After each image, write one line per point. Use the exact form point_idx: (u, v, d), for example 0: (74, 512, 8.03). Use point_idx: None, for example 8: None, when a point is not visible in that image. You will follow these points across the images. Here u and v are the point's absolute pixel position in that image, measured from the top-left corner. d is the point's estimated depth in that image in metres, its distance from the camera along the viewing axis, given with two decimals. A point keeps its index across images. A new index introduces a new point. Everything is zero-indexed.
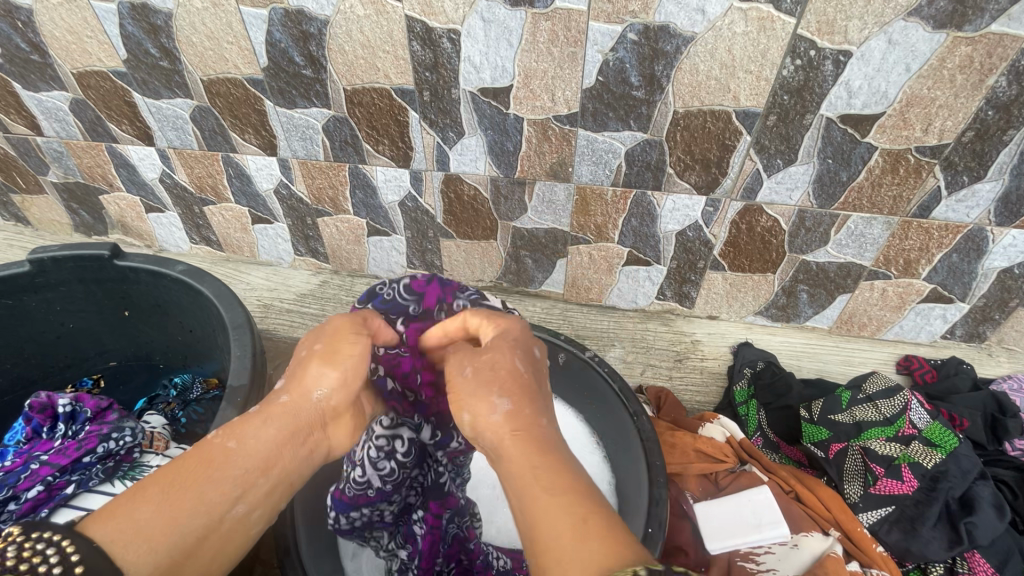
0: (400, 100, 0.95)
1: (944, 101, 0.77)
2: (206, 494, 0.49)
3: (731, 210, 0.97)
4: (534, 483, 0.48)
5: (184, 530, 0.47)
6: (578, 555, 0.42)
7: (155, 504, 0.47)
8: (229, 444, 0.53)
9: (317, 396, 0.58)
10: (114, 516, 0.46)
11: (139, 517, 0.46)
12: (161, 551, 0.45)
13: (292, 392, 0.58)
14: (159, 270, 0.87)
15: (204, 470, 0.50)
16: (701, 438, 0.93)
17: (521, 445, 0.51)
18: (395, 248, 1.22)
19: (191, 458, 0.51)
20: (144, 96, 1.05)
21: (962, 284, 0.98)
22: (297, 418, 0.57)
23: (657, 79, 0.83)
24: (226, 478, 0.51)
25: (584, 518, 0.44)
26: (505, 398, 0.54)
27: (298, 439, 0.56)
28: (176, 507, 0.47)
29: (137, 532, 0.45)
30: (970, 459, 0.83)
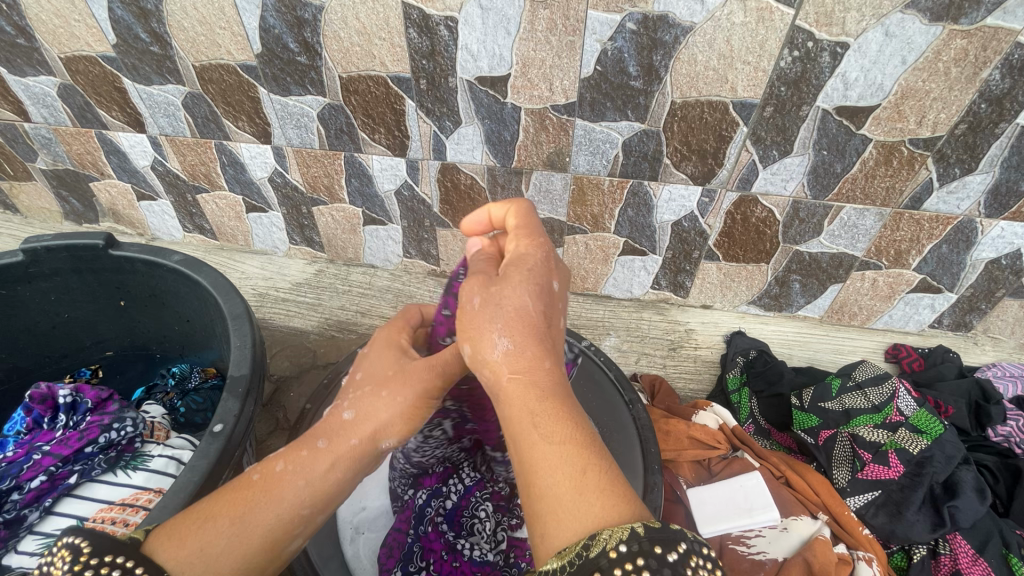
0: (396, 88, 0.94)
1: (938, 94, 0.78)
2: (272, 530, 0.51)
3: (726, 201, 0.97)
4: (538, 429, 0.49)
5: (251, 558, 0.50)
6: (575, 505, 0.44)
7: (226, 540, 0.49)
8: (297, 483, 0.53)
9: (384, 445, 0.58)
10: (185, 541, 0.48)
11: (215, 550, 0.48)
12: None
13: (361, 435, 0.57)
14: (155, 260, 0.87)
15: (271, 505, 0.52)
16: (695, 425, 0.95)
17: (526, 393, 0.51)
18: (391, 237, 1.22)
19: (260, 486, 0.53)
20: (135, 82, 1.03)
21: (951, 274, 1.00)
22: (365, 461, 0.57)
23: (655, 70, 0.83)
24: (289, 517, 0.52)
25: (584, 470, 0.46)
26: (506, 337, 0.53)
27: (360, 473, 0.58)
28: (247, 544, 0.49)
29: (209, 566, 0.47)
30: (954, 445, 0.85)
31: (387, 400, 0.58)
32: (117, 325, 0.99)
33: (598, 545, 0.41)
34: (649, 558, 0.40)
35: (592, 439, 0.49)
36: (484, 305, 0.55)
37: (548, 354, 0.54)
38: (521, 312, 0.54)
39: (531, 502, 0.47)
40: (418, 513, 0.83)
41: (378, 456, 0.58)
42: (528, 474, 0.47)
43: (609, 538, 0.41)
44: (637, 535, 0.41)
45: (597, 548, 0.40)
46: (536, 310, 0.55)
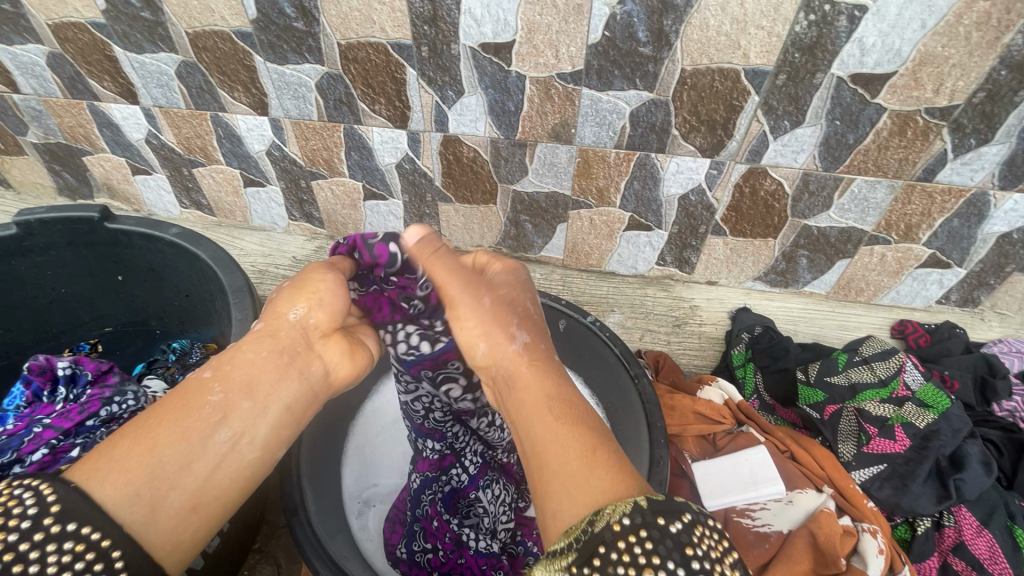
0: (396, 56, 0.91)
1: (957, 60, 0.75)
2: (184, 428, 0.50)
3: (735, 174, 0.95)
4: (535, 414, 0.53)
5: (165, 461, 0.48)
6: (585, 481, 0.46)
7: (131, 440, 0.48)
8: (206, 376, 0.54)
9: (292, 317, 0.60)
10: (95, 459, 0.47)
11: (118, 455, 0.47)
12: (142, 483, 0.46)
13: (265, 319, 0.60)
14: (152, 233, 0.85)
15: (180, 406, 0.51)
16: (700, 400, 0.94)
17: (512, 388, 0.57)
18: (392, 212, 1.20)
19: (176, 393, 0.53)
20: (126, 50, 0.99)
21: (961, 249, 0.99)
22: (276, 342, 0.58)
23: (665, 35, 0.80)
24: (201, 414, 0.51)
25: (593, 448, 0.48)
26: (487, 337, 0.61)
27: (277, 358, 0.57)
28: (151, 443, 0.48)
29: (114, 468, 0.46)
30: (961, 419, 0.85)
31: (290, 294, 0.61)
32: (115, 300, 0.97)
33: (601, 519, 0.42)
34: (653, 530, 0.40)
35: (587, 418, 0.52)
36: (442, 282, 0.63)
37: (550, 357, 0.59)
38: (528, 317, 0.63)
39: (540, 494, 0.48)
40: (414, 496, 0.82)
41: (294, 331, 0.59)
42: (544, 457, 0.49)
43: (613, 512, 0.42)
44: (640, 509, 0.41)
45: (601, 522, 0.41)
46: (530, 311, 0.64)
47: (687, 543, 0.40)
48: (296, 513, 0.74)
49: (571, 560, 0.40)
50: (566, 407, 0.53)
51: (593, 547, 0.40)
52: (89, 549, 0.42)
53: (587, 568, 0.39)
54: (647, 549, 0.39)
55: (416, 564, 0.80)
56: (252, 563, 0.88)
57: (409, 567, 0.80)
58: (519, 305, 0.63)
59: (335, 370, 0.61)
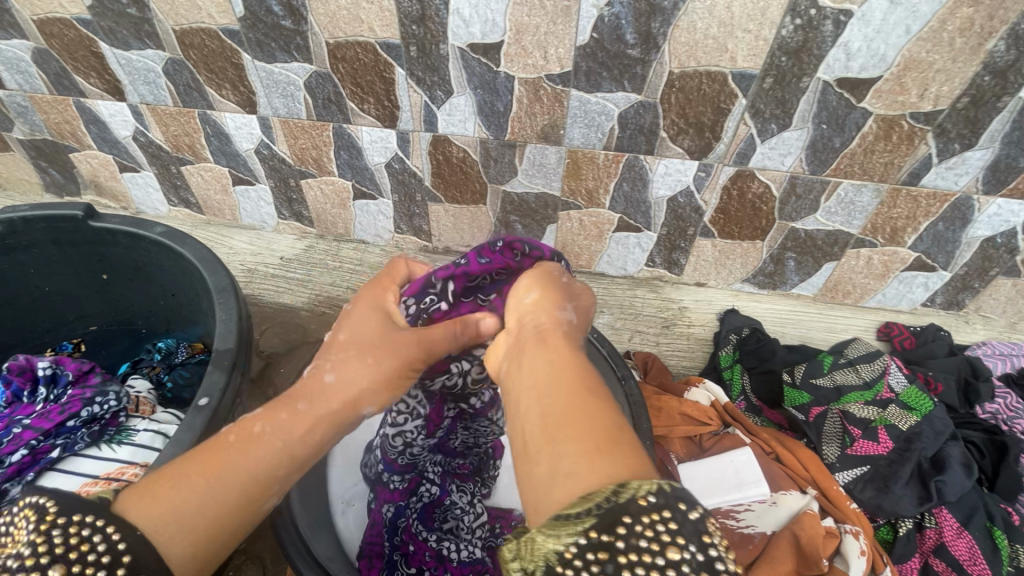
0: (385, 56, 0.90)
1: (941, 66, 0.76)
2: (251, 492, 0.50)
3: (723, 176, 0.96)
4: (549, 393, 0.47)
5: (228, 521, 0.49)
6: (601, 464, 0.41)
7: (187, 481, 0.48)
8: (271, 437, 0.52)
9: (326, 379, 0.57)
10: (161, 504, 0.47)
11: (188, 506, 0.47)
12: (202, 523, 0.47)
13: (336, 375, 0.57)
14: (137, 232, 0.84)
15: (246, 464, 0.50)
16: (687, 402, 0.94)
17: (540, 354, 0.52)
18: (382, 212, 1.19)
19: (237, 445, 0.51)
20: (113, 47, 0.99)
21: (946, 252, 1.00)
22: (323, 408, 0.55)
23: (653, 38, 0.80)
24: (266, 476, 0.51)
25: (608, 433, 0.44)
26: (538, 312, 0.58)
27: (326, 426, 0.55)
28: (219, 501, 0.48)
29: (178, 516, 0.46)
30: (943, 421, 0.86)
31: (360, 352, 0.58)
32: (101, 299, 0.97)
33: (627, 490, 0.39)
34: (675, 512, 0.39)
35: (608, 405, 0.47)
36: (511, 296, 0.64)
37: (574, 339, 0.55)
38: (558, 326, 0.55)
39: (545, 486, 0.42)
40: (390, 524, 0.81)
41: (354, 419, 0.58)
42: (555, 442, 0.43)
43: (640, 485, 0.39)
44: (665, 488, 0.39)
45: (627, 494, 0.39)
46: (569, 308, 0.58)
47: (704, 530, 0.39)
48: (279, 515, 0.72)
49: (589, 524, 0.38)
50: (586, 391, 0.47)
51: (615, 515, 0.38)
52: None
53: (609, 535, 0.37)
54: (671, 528, 0.38)
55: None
56: (237, 564, 0.88)
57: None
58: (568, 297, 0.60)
59: None
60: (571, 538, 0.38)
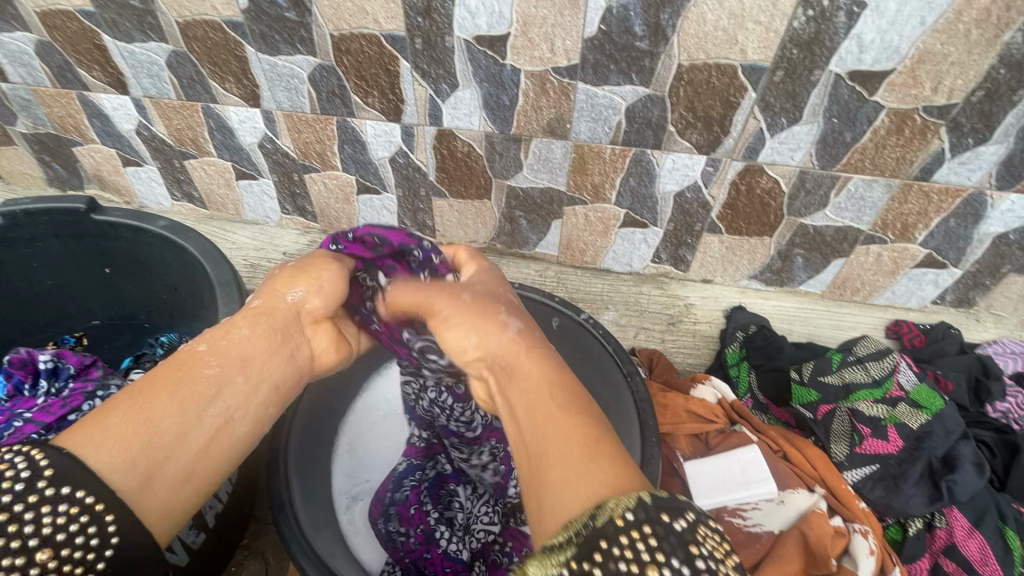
0: (390, 48, 0.89)
1: (956, 58, 0.75)
2: (181, 397, 0.49)
3: (731, 171, 0.95)
4: (535, 408, 0.50)
5: (161, 433, 0.47)
6: (584, 475, 0.43)
7: (127, 406, 0.47)
8: (200, 347, 0.54)
9: (289, 298, 0.61)
10: (87, 424, 0.46)
11: (110, 421, 0.46)
12: (132, 447, 0.45)
13: (263, 295, 0.61)
14: (139, 225, 0.84)
15: (177, 376, 0.51)
16: (694, 399, 0.94)
17: (517, 386, 0.53)
18: (386, 207, 1.19)
19: (171, 365, 0.52)
20: (115, 39, 0.98)
21: (957, 249, 0.98)
22: (271, 318, 0.59)
23: (661, 29, 0.79)
24: (198, 380, 0.51)
25: (594, 442, 0.46)
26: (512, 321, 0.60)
27: (270, 337, 0.58)
28: (147, 411, 0.47)
29: (104, 436, 0.45)
30: (954, 420, 0.84)
31: (290, 274, 0.63)
32: (103, 293, 0.96)
33: (604, 513, 0.39)
34: (656, 525, 0.39)
35: (591, 411, 0.49)
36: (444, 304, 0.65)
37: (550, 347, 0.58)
38: (529, 319, 0.61)
39: (539, 493, 0.45)
40: (397, 480, 0.86)
41: (289, 312, 0.60)
42: (541, 444, 0.47)
43: (617, 506, 0.40)
44: (645, 503, 0.40)
45: (604, 516, 0.39)
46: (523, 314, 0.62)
47: (691, 541, 0.39)
48: (283, 510, 0.72)
49: (571, 554, 0.38)
50: (567, 398, 0.50)
51: (594, 540, 0.38)
52: (84, 512, 0.42)
53: (587, 564, 0.37)
54: (652, 545, 0.38)
55: (393, 543, 0.80)
56: (240, 559, 0.87)
57: (385, 544, 0.81)
58: (501, 301, 0.63)
59: (319, 355, 0.63)
60: (556, 568, 0.37)
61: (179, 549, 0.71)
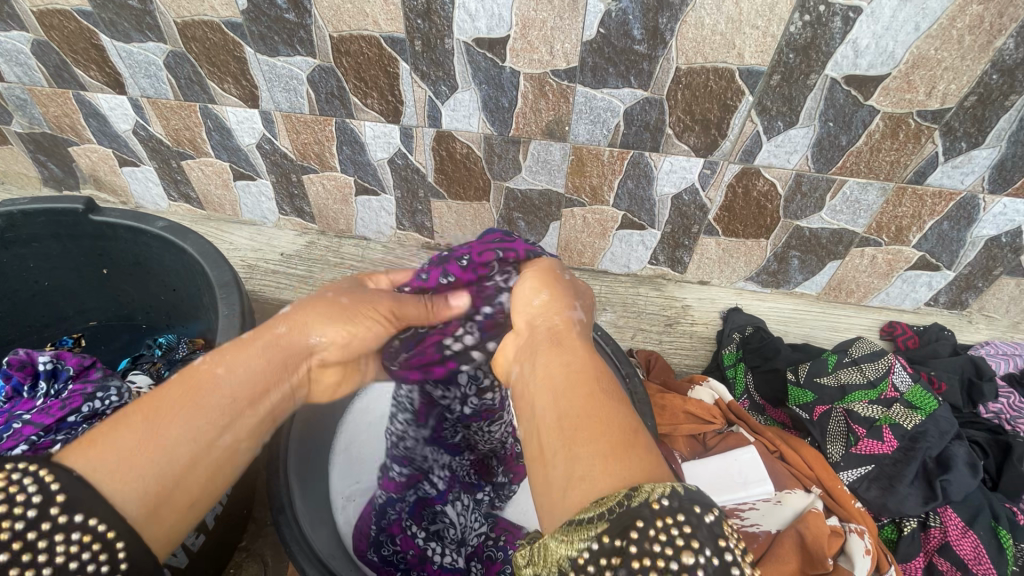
0: (390, 50, 0.90)
1: (950, 64, 0.76)
2: (197, 428, 0.48)
3: (729, 173, 0.95)
4: (569, 384, 0.51)
5: (180, 463, 0.46)
6: (618, 460, 0.43)
7: (134, 431, 0.45)
8: (215, 370, 0.52)
9: (311, 340, 0.60)
10: (91, 443, 0.44)
11: (120, 445, 0.44)
12: (146, 473, 0.44)
13: (289, 325, 0.59)
14: (138, 226, 0.84)
15: (191, 398, 0.49)
16: (691, 400, 0.94)
17: (556, 357, 0.55)
18: (384, 208, 1.19)
19: (185, 386, 0.50)
20: (113, 39, 0.98)
21: (950, 251, 0.99)
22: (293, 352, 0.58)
23: (660, 33, 0.80)
24: (215, 406, 0.50)
25: (634, 431, 0.46)
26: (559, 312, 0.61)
27: (279, 370, 0.57)
28: (161, 437, 0.46)
29: (114, 458, 0.44)
30: (948, 421, 0.85)
31: (318, 314, 0.61)
32: (100, 294, 0.96)
33: (641, 494, 0.40)
34: (691, 515, 0.39)
35: (628, 403, 0.50)
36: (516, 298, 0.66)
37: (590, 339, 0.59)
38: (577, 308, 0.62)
39: (567, 465, 0.44)
40: (380, 510, 0.81)
41: (303, 351, 0.59)
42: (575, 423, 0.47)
43: (652, 490, 0.40)
44: (678, 493, 0.40)
45: (641, 498, 0.39)
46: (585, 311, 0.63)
47: (721, 534, 0.39)
48: (282, 513, 0.72)
49: (602, 529, 0.39)
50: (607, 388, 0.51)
51: (630, 518, 0.39)
52: (96, 539, 0.41)
53: (622, 541, 0.38)
54: (686, 533, 0.38)
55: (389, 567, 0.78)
56: (239, 561, 0.87)
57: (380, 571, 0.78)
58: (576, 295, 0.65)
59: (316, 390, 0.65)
60: (585, 543, 0.39)
61: (178, 551, 0.70)
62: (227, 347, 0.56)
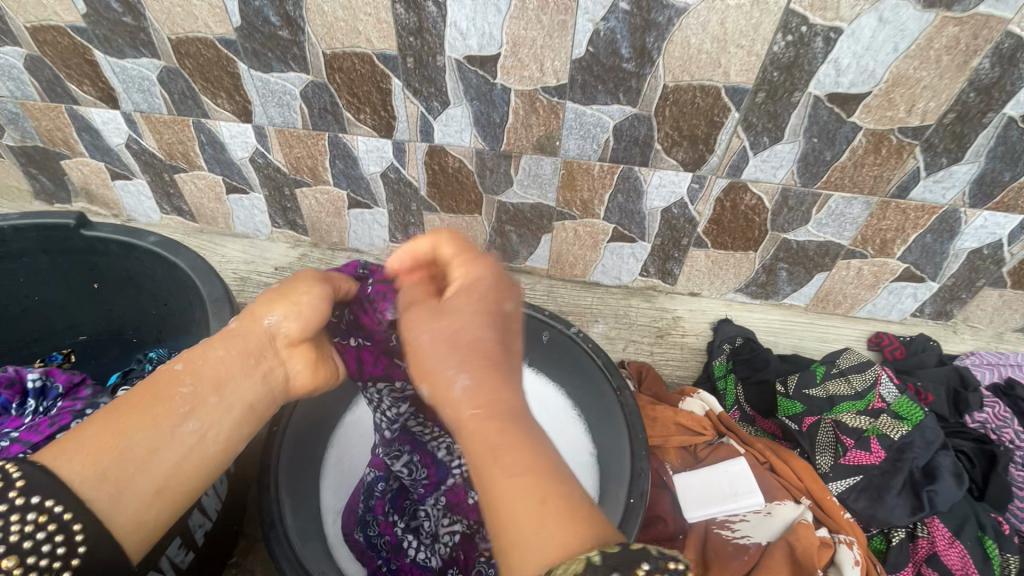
0: (382, 67, 0.91)
1: (929, 82, 0.78)
2: (152, 418, 0.53)
3: (716, 187, 0.97)
4: (485, 465, 0.51)
5: (137, 454, 0.51)
6: (538, 535, 0.46)
7: (101, 423, 0.52)
8: (177, 366, 0.58)
9: (265, 322, 0.61)
10: (64, 438, 0.51)
11: (86, 437, 0.51)
12: (104, 460, 0.50)
13: (240, 319, 0.62)
14: (130, 241, 0.84)
15: (150, 397, 0.55)
16: (682, 412, 0.94)
17: (484, 429, 0.53)
18: (377, 221, 1.19)
19: (157, 382, 0.56)
20: (107, 54, 0.98)
21: (935, 263, 1.01)
22: (253, 342, 0.60)
23: (648, 52, 0.81)
24: (176, 399, 0.55)
25: (545, 498, 0.48)
26: (464, 372, 0.57)
27: (245, 359, 0.59)
28: (117, 429, 0.52)
29: (77, 447, 0.50)
30: (934, 431, 0.86)
31: (268, 299, 0.63)
32: (90, 309, 0.95)
33: None
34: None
35: (544, 463, 0.51)
36: (428, 339, 0.61)
37: (506, 385, 0.57)
38: (479, 346, 0.59)
39: (500, 535, 0.48)
40: (367, 489, 0.84)
41: (262, 337, 0.61)
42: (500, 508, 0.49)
43: (564, 572, 0.42)
44: (592, 563, 0.42)
45: None
46: (486, 340, 0.59)
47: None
48: (274, 528, 0.73)
49: None
50: (521, 451, 0.51)
51: None
52: (51, 520, 0.46)
53: None
54: None
55: (372, 551, 0.81)
56: None
57: (363, 553, 0.82)
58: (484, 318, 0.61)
59: (296, 381, 0.64)
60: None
61: (167, 568, 0.70)
62: (197, 346, 0.60)
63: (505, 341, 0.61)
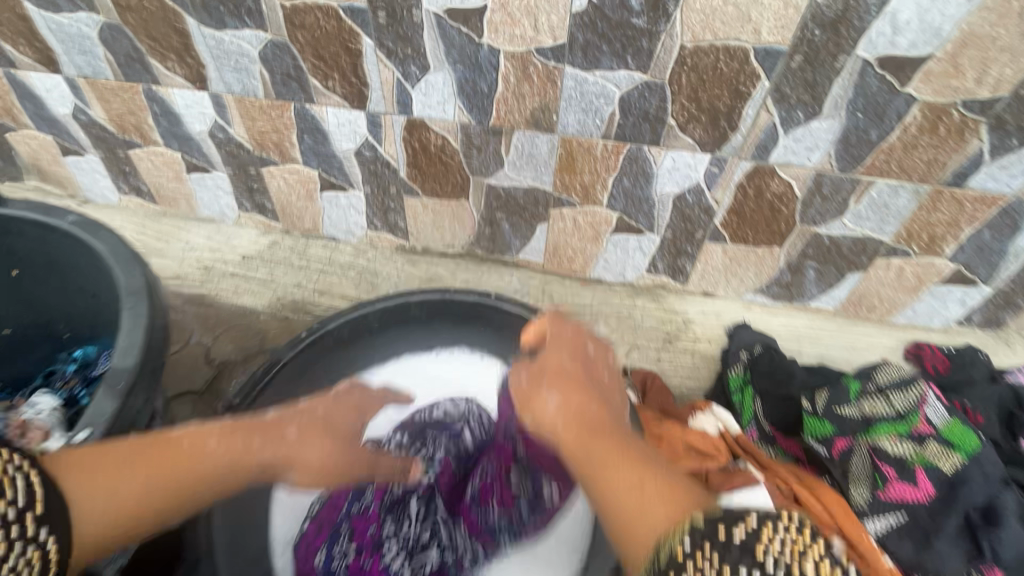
0: (350, 23, 0.78)
1: (1005, 43, 0.64)
2: (174, 482, 0.55)
3: (738, 172, 0.84)
4: (598, 462, 0.55)
5: (144, 511, 0.53)
6: (647, 511, 0.49)
7: (134, 464, 0.53)
8: (207, 440, 0.59)
9: (288, 435, 0.66)
10: (100, 468, 0.52)
11: (127, 482, 0.52)
12: (114, 513, 0.51)
13: (302, 432, 0.67)
14: (47, 221, 0.72)
15: (176, 463, 0.55)
16: (691, 431, 0.81)
17: (603, 454, 0.55)
18: (353, 206, 1.07)
19: (184, 445, 0.57)
20: (39, 8, 0.85)
21: (989, 265, 0.87)
22: (290, 455, 0.65)
23: (662, 4, 0.68)
24: (196, 473, 0.56)
25: (672, 488, 0.51)
26: (553, 393, 0.61)
27: (256, 472, 0.63)
28: (157, 482, 0.54)
29: (110, 488, 0.51)
30: (993, 463, 0.73)
31: (307, 428, 0.68)
32: (17, 299, 0.84)
33: (668, 545, 0.46)
34: (714, 542, 0.44)
35: (644, 461, 0.55)
36: (533, 378, 0.64)
37: (590, 399, 0.61)
38: (561, 372, 0.64)
39: (619, 529, 0.51)
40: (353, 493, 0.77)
41: (283, 447, 0.65)
42: (608, 494, 0.53)
43: (675, 535, 0.46)
44: (698, 529, 0.45)
45: (667, 550, 0.45)
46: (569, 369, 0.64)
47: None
48: None
49: None
50: (627, 453, 0.56)
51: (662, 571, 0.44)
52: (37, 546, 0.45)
53: None
54: (714, 558, 0.43)
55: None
56: None
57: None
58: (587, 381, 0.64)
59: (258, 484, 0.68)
60: None
61: None
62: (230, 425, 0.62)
63: (592, 380, 0.65)
